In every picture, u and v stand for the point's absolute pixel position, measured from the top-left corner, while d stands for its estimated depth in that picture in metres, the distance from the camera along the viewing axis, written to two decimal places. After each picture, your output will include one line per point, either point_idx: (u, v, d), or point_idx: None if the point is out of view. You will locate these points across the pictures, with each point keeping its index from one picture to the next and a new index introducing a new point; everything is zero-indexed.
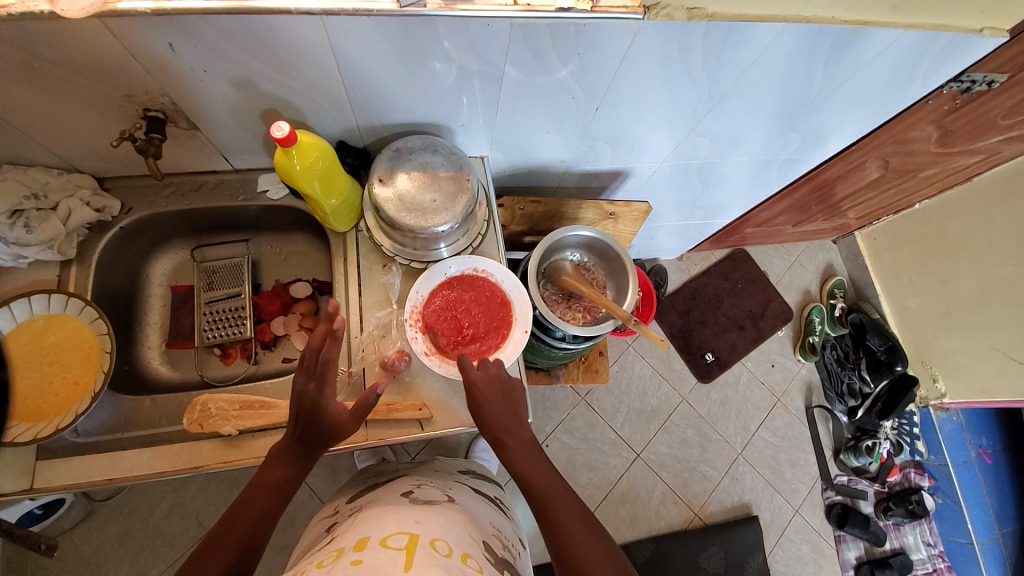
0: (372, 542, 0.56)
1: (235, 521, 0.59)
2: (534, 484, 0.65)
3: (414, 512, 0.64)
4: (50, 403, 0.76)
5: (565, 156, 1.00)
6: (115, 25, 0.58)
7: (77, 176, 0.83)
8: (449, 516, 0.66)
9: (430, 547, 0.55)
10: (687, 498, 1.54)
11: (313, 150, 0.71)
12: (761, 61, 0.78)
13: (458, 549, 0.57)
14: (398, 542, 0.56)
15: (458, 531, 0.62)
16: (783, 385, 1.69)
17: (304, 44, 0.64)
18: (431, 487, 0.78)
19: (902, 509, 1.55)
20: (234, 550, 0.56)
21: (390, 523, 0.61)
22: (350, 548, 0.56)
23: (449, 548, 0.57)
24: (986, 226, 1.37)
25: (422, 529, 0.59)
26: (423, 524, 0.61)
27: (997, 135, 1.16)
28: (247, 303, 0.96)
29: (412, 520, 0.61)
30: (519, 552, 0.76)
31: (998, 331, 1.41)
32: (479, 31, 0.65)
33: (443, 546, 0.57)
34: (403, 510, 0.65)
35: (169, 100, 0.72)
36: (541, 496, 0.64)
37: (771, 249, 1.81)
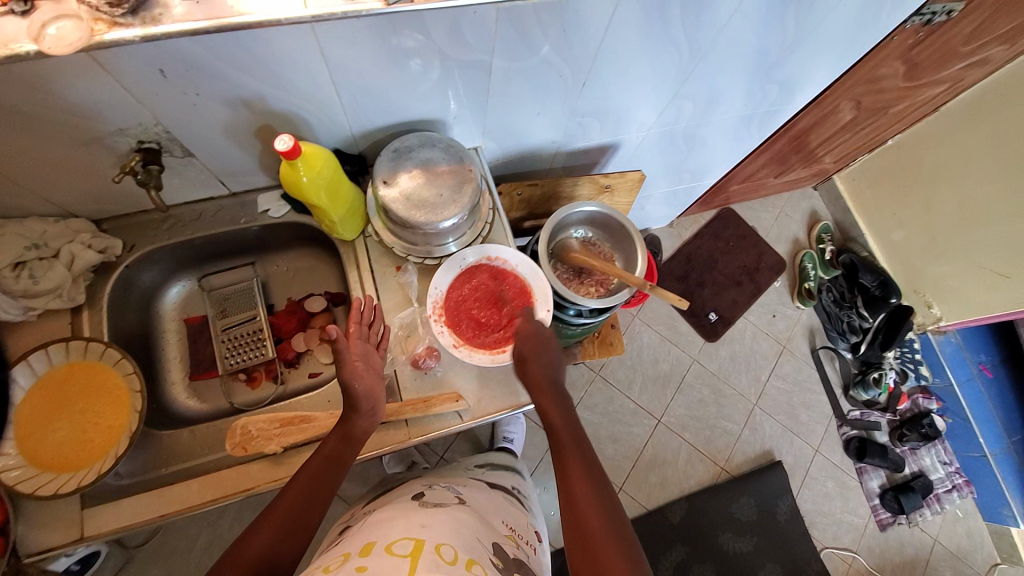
0: (378, 548, 0.57)
1: (288, 500, 0.62)
2: (560, 440, 0.69)
3: (421, 517, 0.64)
4: (89, 449, 0.75)
5: (556, 137, 1.01)
6: (104, 57, 0.58)
7: (74, 220, 0.81)
8: (457, 519, 0.66)
9: (435, 552, 0.56)
10: (711, 454, 1.58)
11: (317, 161, 0.71)
12: (736, 18, 0.80)
13: (464, 556, 0.57)
14: (403, 548, 0.56)
15: (466, 535, 0.62)
16: (786, 332, 1.74)
17: (293, 55, 0.64)
18: (443, 487, 0.79)
19: (916, 433, 1.63)
20: (283, 524, 0.59)
21: (398, 527, 0.61)
22: (355, 553, 0.56)
23: (454, 554, 0.57)
24: (959, 151, 1.42)
25: (427, 535, 0.59)
26: (429, 529, 0.61)
27: (959, 62, 1.20)
28: (265, 325, 0.95)
29: (418, 526, 0.62)
30: (535, 551, 0.77)
31: (985, 250, 1.46)
32: (466, 21, 0.66)
33: (449, 551, 0.57)
34: (411, 514, 0.66)
35: (163, 129, 0.71)
36: (564, 449, 0.68)
37: (756, 204, 1.85)
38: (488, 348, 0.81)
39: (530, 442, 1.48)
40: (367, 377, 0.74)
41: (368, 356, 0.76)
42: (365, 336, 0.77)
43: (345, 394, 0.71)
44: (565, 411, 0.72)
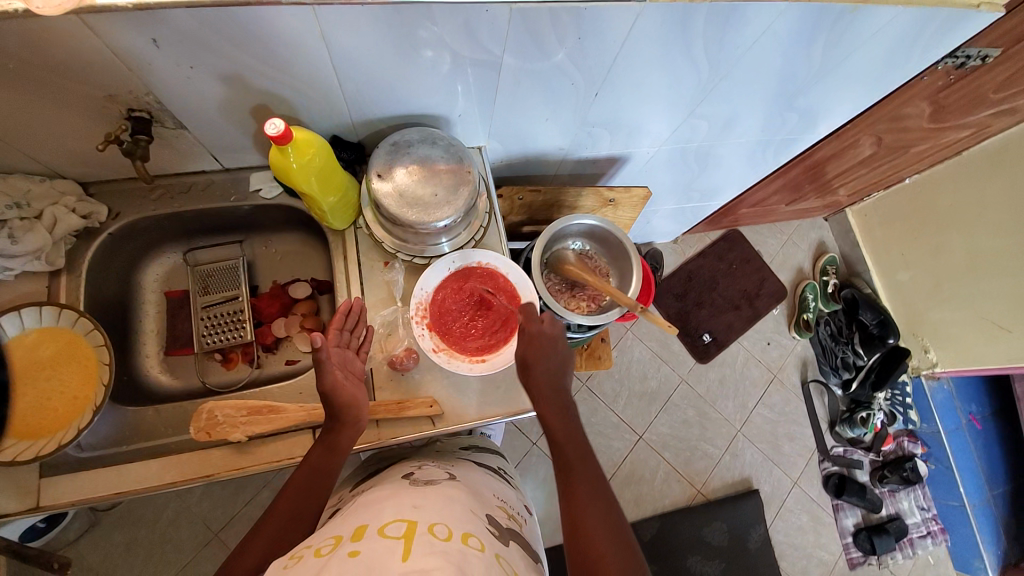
0: (370, 531, 0.54)
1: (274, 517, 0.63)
2: (566, 456, 0.69)
3: (413, 496, 0.63)
4: (52, 417, 0.74)
5: (563, 144, 0.99)
6: (94, 22, 0.55)
7: (61, 182, 0.79)
8: (450, 495, 0.65)
9: (429, 533, 0.54)
10: (689, 476, 1.57)
11: (309, 148, 0.68)
12: (761, 42, 0.77)
13: (459, 531, 0.56)
14: (397, 530, 0.54)
15: (459, 511, 0.61)
16: (779, 362, 1.71)
17: (292, 36, 0.61)
18: (433, 467, 0.77)
19: (897, 476, 1.61)
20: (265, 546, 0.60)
21: (389, 509, 0.59)
22: (347, 537, 0.54)
23: (448, 531, 0.55)
24: (975, 199, 1.38)
25: (420, 516, 0.57)
26: (423, 508, 0.59)
27: (988, 109, 1.16)
28: (246, 307, 0.94)
29: (410, 506, 0.60)
30: (526, 520, 0.77)
31: (988, 301, 1.43)
32: (476, 18, 0.63)
33: (443, 530, 0.55)
34: (403, 494, 0.64)
35: (154, 99, 0.69)
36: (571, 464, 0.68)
37: (763, 228, 1.82)
38: (468, 355, 0.80)
39: (508, 445, 1.47)
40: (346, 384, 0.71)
41: (347, 362, 0.75)
42: (344, 341, 0.76)
43: (327, 404, 0.70)
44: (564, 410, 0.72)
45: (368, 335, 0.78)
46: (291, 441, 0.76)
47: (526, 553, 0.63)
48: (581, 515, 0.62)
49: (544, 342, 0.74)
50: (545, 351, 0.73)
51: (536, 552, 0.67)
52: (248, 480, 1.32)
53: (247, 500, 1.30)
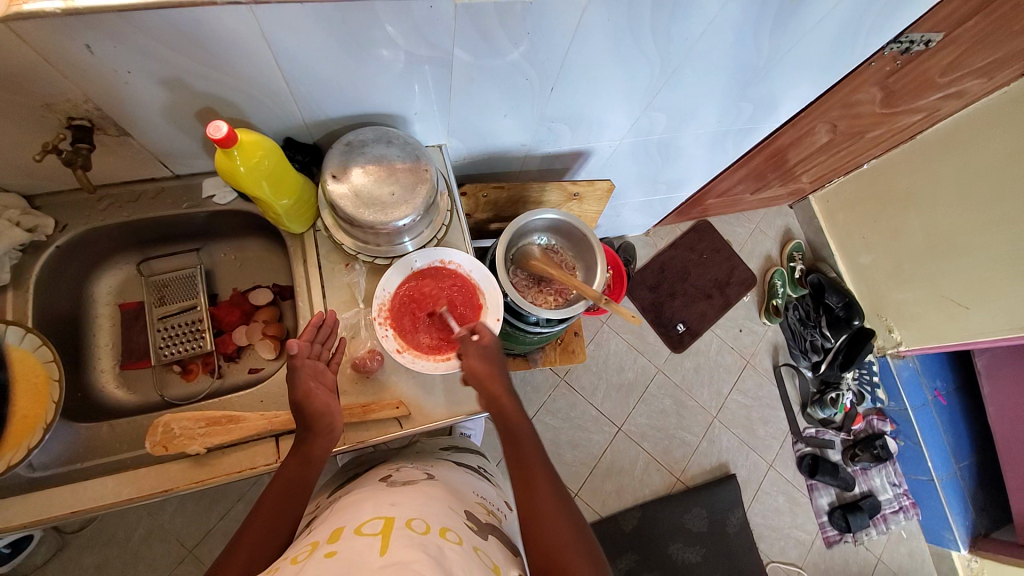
0: (347, 531, 0.54)
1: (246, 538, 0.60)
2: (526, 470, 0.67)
3: (391, 495, 0.63)
4: (0, 439, 0.70)
5: (524, 140, 0.99)
6: (21, 28, 0.53)
7: (2, 195, 0.76)
8: (427, 492, 0.65)
9: (407, 527, 0.54)
10: (669, 464, 1.59)
11: (258, 150, 0.67)
12: (710, 32, 0.78)
13: (437, 525, 0.56)
14: (374, 527, 0.54)
15: (437, 506, 0.61)
16: (751, 348, 1.75)
17: (234, 37, 0.60)
18: (411, 468, 0.77)
19: (868, 454, 1.67)
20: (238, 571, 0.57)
21: (366, 509, 0.59)
22: (323, 541, 0.54)
23: (426, 525, 0.55)
24: (929, 182, 1.44)
25: (397, 512, 0.57)
26: (400, 505, 0.59)
27: (935, 93, 1.21)
28: (204, 315, 0.92)
29: (388, 504, 0.60)
30: (506, 515, 0.77)
31: (946, 279, 1.49)
32: (423, 14, 0.62)
33: (421, 524, 0.55)
34: (380, 494, 0.63)
35: (94, 105, 0.67)
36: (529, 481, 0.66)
37: (732, 218, 1.86)
38: (432, 355, 0.79)
39: (488, 444, 1.47)
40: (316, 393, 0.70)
41: (318, 374, 0.73)
42: (315, 353, 0.75)
43: (300, 415, 0.69)
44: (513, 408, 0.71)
45: (340, 346, 0.77)
46: (251, 450, 0.74)
47: (505, 546, 0.63)
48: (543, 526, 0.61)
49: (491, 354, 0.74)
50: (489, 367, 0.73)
51: (515, 545, 0.67)
52: (222, 494, 1.29)
53: (222, 514, 1.27)
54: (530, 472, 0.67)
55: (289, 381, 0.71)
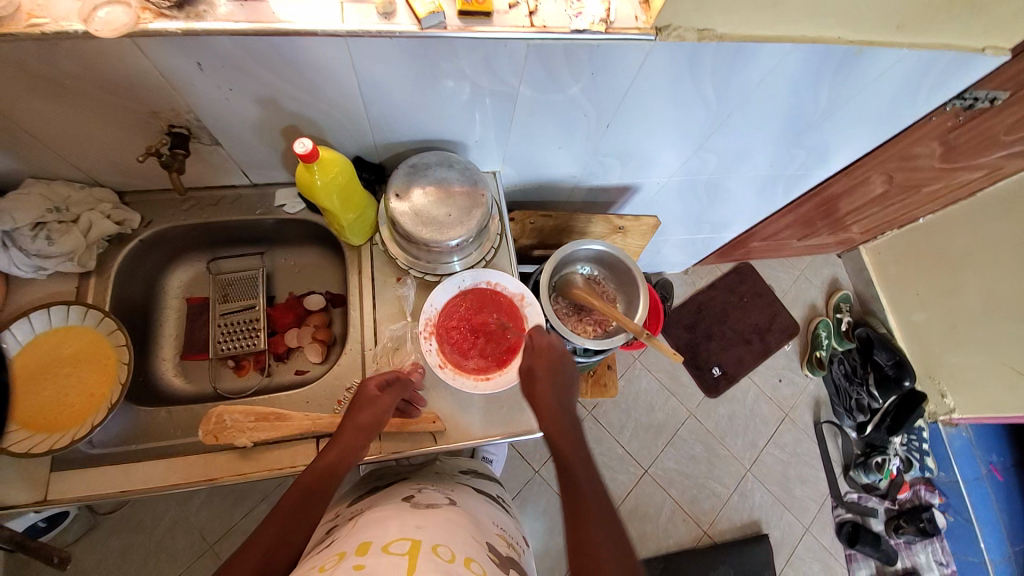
0: (375, 547, 0.55)
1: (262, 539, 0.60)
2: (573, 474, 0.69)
3: (417, 517, 0.63)
4: (69, 412, 0.77)
5: (576, 171, 1.02)
6: (147, 44, 0.61)
7: (98, 189, 0.85)
8: (451, 519, 0.65)
9: (433, 553, 0.54)
10: (696, 514, 1.52)
11: (333, 166, 0.73)
12: (767, 81, 0.80)
13: (461, 554, 0.56)
14: (401, 548, 0.54)
15: (461, 535, 0.61)
16: (791, 400, 1.68)
17: (326, 64, 0.66)
18: (432, 491, 0.77)
19: (913, 526, 1.55)
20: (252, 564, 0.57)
21: (393, 527, 0.59)
22: (351, 552, 0.55)
23: (452, 553, 0.55)
24: (990, 240, 1.38)
25: (423, 535, 0.58)
26: (425, 529, 0.59)
27: (1000, 151, 1.17)
28: (261, 315, 0.97)
29: (414, 525, 0.60)
30: (523, 549, 0.76)
31: (1008, 346, 1.39)
32: (495, 52, 0.67)
33: (446, 551, 0.55)
34: (405, 515, 0.64)
35: (193, 117, 0.75)
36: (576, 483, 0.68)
37: (776, 264, 1.82)
38: (471, 373, 0.82)
39: (510, 472, 1.45)
40: (376, 407, 0.74)
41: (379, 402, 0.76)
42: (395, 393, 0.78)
43: (347, 427, 0.73)
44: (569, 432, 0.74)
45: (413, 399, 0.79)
46: (294, 449, 0.78)
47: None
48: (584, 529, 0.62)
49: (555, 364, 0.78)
50: (550, 375, 0.77)
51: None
52: (248, 493, 1.32)
53: (245, 514, 1.30)
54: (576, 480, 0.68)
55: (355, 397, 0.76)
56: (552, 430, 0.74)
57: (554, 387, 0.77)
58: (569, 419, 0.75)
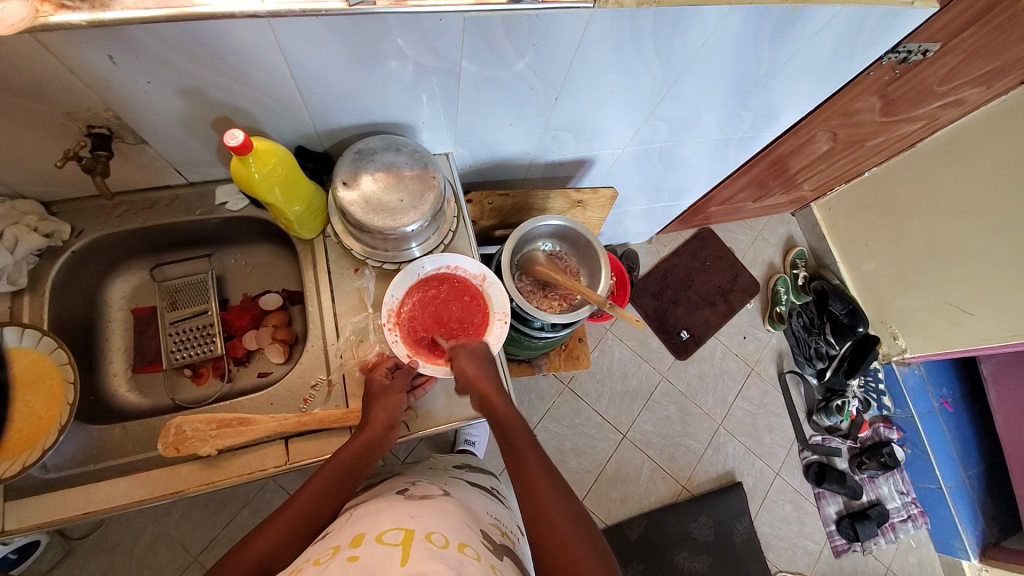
0: (369, 537, 0.55)
1: (264, 535, 0.61)
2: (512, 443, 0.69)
3: (410, 507, 0.63)
4: (17, 438, 0.72)
5: (529, 148, 1.01)
6: (49, 40, 0.55)
7: (21, 202, 0.79)
8: (445, 509, 0.66)
9: (427, 540, 0.55)
10: (674, 472, 1.59)
11: (271, 157, 0.70)
12: (710, 43, 0.80)
13: (455, 540, 0.57)
14: (395, 537, 0.55)
15: (455, 523, 0.62)
16: (756, 355, 1.75)
17: (252, 49, 0.62)
18: (427, 483, 0.78)
19: (875, 462, 1.65)
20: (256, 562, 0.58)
21: (387, 518, 0.60)
22: (345, 544, 0.55)
23: (445, 539, 0.56)
24: (930, 188, 1.45)
25: (417, 524, 0.58)
26: (419, 518, 0.60)
27: (934, 101, 1.22)
28: (216, 320, 0.94)
29: (407, 515, 0.60)
30: (518, 538, 0.77)
31: (952, 287, 1.49)
32: (433, 28, 0.65)
33: (440, 538, 0.56)
34: (399, 505, 0.64)
35: (113, 114, 0.69)
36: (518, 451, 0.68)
37: (734, 226, 1.87)
38: (441, 359, 0.80)
39: (493, 451, 1.46)
40: (392, 396, 0.75)
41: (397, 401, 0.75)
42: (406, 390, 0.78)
43: (365, 421, 0.73)
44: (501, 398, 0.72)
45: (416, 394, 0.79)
46: (262, 451, 0.76)
47: (519, 569, 0.63)
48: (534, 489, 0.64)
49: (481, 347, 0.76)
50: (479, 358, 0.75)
51: (528, 569, 0.67)
52: (227, 500, 1.29)
53: (227, 520, 1.28)
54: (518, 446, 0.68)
55: (370, 393, 0.76)
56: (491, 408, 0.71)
57: (482, 364, 0.74)
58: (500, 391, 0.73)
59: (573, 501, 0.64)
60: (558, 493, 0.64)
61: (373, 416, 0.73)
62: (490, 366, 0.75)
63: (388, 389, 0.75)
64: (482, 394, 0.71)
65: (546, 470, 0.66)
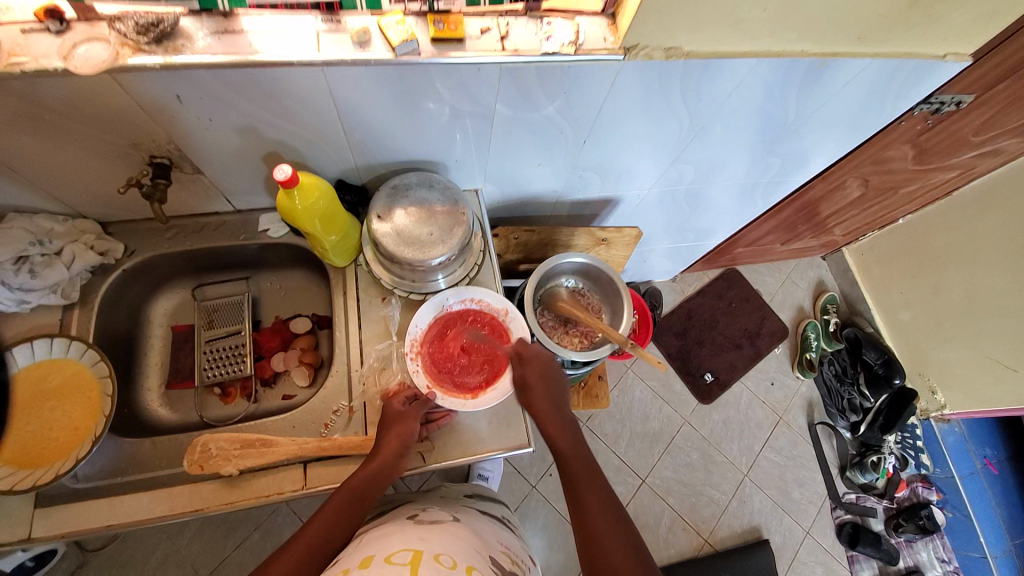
0: (378, 559, 0.55)
1: (279, 560, 0.61)
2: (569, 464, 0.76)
3: (419, 531, 0.63)
4: (53, 446, 0.75)
5: (556, 187, 1.04)
6: (125, 79, 0.61)
7: (81, 221, 0.85)
8: (455, 533, 0.65)
9: (435, 561, 0.54)
10: (696, 523, 1.51)
11: (313, 191, 0.74)
12: (738, 91, 0.82)
13: (463, 562, 0.56)
14: (403, 558, 0.54)
15: (464, 546, 0.61)
16: (784, 403, 1.68)
17: (304, 93, 0.68)
18: (437, 510, 0.77)
19: (912, 525, 1.54)
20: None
21: (395, 541, 0.59)
22: (354, 566, 0.54)
23: (454, 561, 0.55)
24: (968, 238, 1.41)
25: (426, 546, 0.57)
26: (428, 541, 0.59)
27: (970, 151, 1.20)
28: (247, 341, 0.98)
29: (417, 538, 0.60)
30: (529, 569, 0.75)
31: (993, 341, 1.41)
32: (471, 76, 0.69)
33: (448, 560, 0.55)
34: (408, 529, 0.63)
35: (174, 146, 0.75)
36: (575, 472, 0.75)
37: (761, 268, 1.84)
38: (461, 393, 0.81)
39: (507, 488, 1.43)
40: (406, 422, 0.76)
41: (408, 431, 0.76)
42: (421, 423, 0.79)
43: (376, 448, 0.74)
44: (568, 431, 0.80)
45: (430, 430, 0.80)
46: (280, 475, 0.77)
47: None
48: (585, 506, 0.70)
49: (547, 365, 0.83)
50: (544, 378, 0.81)
51: None
52: (241, 521, 1.30)
53: (238, 542, 1.28)
54: (574, 468, 0.75)
55: (381, 423, 0.77)
56: (553, 431, 0.79)
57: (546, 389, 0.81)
58: (561, 414, 0.80)
59: (629, 529, 0.67)
60: (606, 510, 0.69)
61: (385, 442, 0.74)
62: (555, 388, 0.83)
63: (399, 421, 0.76)
64: (545, 416, 0.79)
65: (598, 491, 0.72)
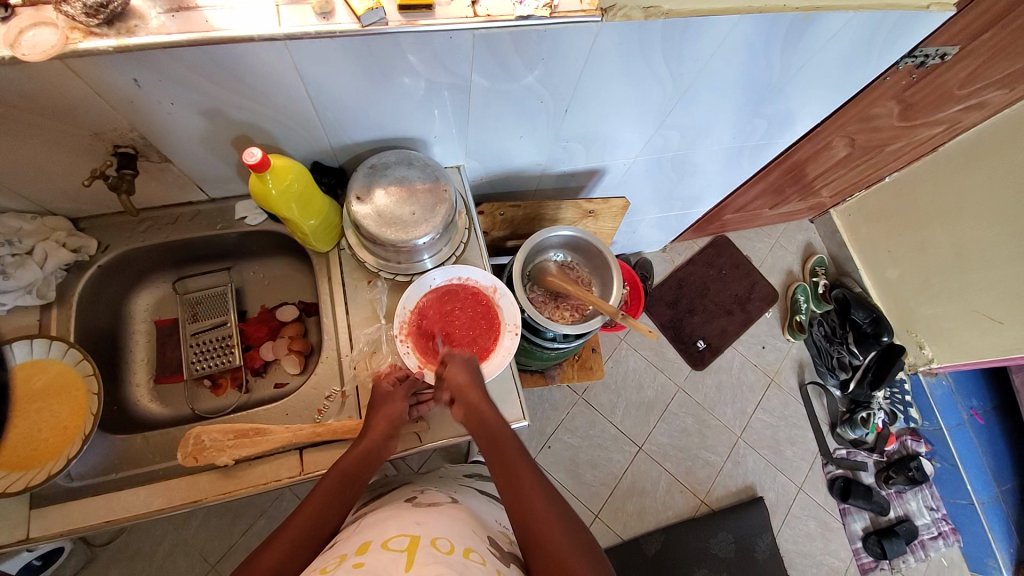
0: (375, 545, 0.55)
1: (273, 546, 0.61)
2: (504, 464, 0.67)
3: (416, 514, 0.63)
4: (43, 447, 0.75)
5: (540, 159, 1.02)
6: (79, 65, 0.58)
7: (50, 218, 0.82)
8: (453, 516, 0.65)
9: (432, 545, 0.55)
10: (692, 486, 1.55)
11: (287, 173, 0.72)
12: (720, 51, 0.80)
13: (460, 545, 0.57)
14: (400, 544, 0.55)
15: (461, 528, 0.62)
16: (776, 365, 1.71)
17: (269, 71, 0.65)
18: (435, 491, 0.78)
19: (903, 476, 1.58)
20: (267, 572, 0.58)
21: (392, 526, 0.60)
22: (351, 553, 0.55)
23: (450, 545, 0.56)
24: (952, 193, 1.41)
25: (423, 530, 0.58)
26: (426, 524, 0.60)
27: (955, 105, 1.19)
28: (234, 331, 0.96)
29: (414, 523, 0.60)
30: None
31: (979, 295, 1.44)
32: (443, 45, 0.66)
33: (445, 543, 0.56)
34: (405, 513, 0.64)
35: (139, 134, 0.72)
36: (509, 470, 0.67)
37: (750, 233, 1.84)
38: None
39: None
40: (396, 402, 0.76)
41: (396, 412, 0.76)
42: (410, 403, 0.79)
43: (365, 428, 0.74)
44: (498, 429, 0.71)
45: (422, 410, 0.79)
46: (276, 462, 0.77)
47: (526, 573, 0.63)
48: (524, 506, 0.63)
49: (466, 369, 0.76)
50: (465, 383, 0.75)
51: None
52: (245, 509, 1.31)
53: (244, 530, 1.29)
54: (510, 469, 0.66)
55: (370, 404, 0.77)
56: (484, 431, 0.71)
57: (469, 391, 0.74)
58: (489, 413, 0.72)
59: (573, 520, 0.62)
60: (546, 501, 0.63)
61: (374, 424, 0.74)
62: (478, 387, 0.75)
63: (387, 400, 0.76)
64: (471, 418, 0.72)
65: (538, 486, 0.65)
